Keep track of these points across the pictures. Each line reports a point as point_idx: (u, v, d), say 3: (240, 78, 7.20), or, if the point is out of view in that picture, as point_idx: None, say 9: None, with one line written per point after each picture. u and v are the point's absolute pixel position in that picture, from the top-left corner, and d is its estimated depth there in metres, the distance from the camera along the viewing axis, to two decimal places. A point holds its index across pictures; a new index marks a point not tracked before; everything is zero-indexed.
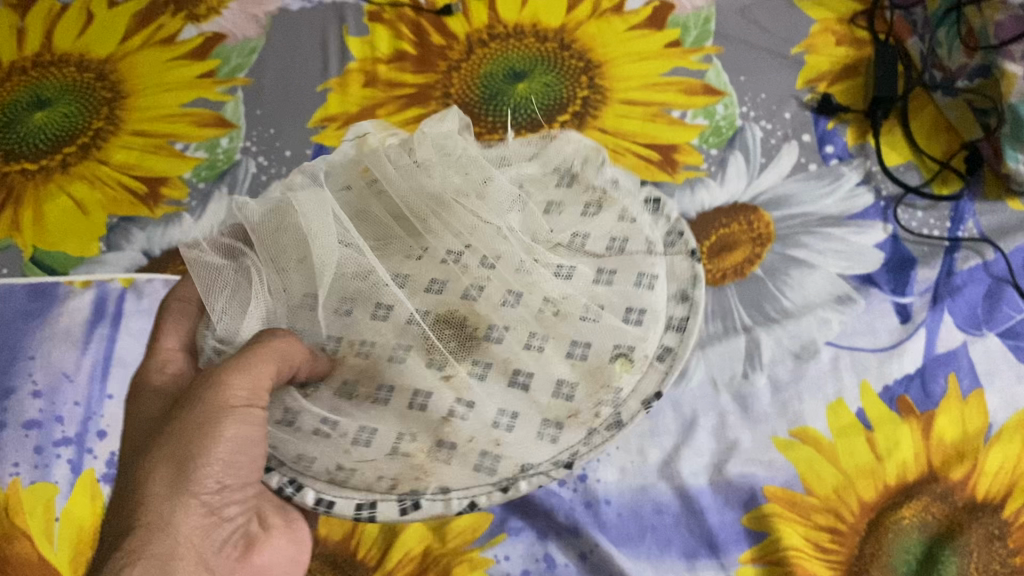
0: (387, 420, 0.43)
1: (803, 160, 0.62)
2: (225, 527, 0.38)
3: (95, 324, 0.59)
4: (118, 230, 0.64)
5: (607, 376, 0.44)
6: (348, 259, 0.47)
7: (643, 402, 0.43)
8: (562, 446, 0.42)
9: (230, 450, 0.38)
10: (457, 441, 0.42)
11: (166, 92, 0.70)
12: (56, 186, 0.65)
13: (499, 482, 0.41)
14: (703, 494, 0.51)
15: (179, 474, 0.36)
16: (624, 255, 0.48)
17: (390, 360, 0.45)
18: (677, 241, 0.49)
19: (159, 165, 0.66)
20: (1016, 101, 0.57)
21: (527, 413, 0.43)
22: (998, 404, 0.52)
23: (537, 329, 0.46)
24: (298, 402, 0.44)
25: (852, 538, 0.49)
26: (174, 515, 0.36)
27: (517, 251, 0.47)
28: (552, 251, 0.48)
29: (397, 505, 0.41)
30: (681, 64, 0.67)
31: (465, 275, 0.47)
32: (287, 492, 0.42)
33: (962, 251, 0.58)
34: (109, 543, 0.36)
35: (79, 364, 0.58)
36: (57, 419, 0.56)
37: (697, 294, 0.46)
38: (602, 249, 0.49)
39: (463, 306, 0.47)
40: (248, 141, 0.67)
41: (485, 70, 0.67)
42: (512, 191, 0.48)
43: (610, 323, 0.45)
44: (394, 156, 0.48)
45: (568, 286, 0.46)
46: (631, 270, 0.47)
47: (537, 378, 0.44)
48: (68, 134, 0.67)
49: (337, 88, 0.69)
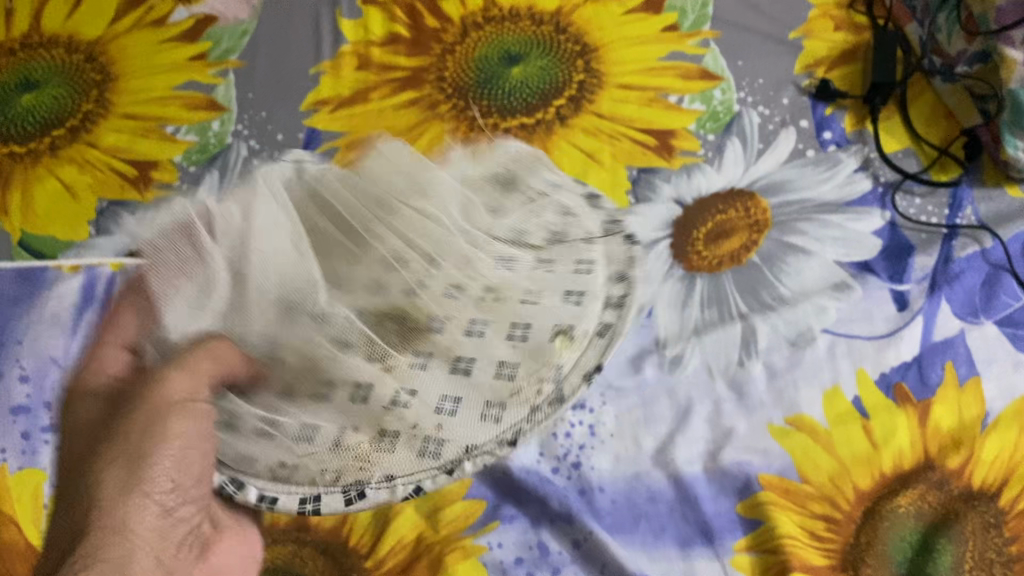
0: (329, 415, 0.48)
1: (801, 146, 0.62)
2: (180, 527, 0.43)
3: (84, 309, 0.58)
4: (108, 213, 0.63)
5: (548, 353, 0.50)
6: (286, 265, 0.53)
7: (585, 376, 0.50)
8: (504, 426, 0.48)
9: (176, 452, 0.45)
10: (399, 429, 0.48)
11: (157, 74, 0.69)
12: (46, 170, 0.65)
13: (445, 467, 0.47)
14: (698, 482, 0.51)
15: (130, 478, 0.43)
16: (563, 245, 0.54)
17: (332, 360, 0.50)
18: (615, 229, 0.55)
19: (149, 148, 0.66)
20: (1016, 88, 0.56)
21: (470, 396, 0.49)
22: (995, 392, 0.52)
23: (478, 313, 0.52)
24: (239, 405, 0.48)
25: (847, 526, 0.49)
26: (128, 521, 0.42)
27: (459, 245, 0.55)
28: (491, 240, 0.55)
29: (342, 496, 0.46)
30: (678, 48, 0.66)
31: (407, 272, 0.54)
32: (228, 491, 0.46)
33: (960, 238, 0.57)
34: (77, 547, 0.43)
35: (68, 349, 0.57)
36: (44, 405, 0.55)
37: (633, 272, 0.53)
38: (542, 241, 0.55)
39: (406, 301, 0.52)
40: (240, 124, 0.66)
41: (479, 53, 0.67)
42: (454, 188, 0.58)
43: (550, 305, 0.51)
44: (340, 176, 0.59)
45: (509, 274, 0.53)
46: (570, 258, 0.53)
47: (478, 362, 0.50)
48: (58, 117, 0.66)
49: (330, 71, 0.68)
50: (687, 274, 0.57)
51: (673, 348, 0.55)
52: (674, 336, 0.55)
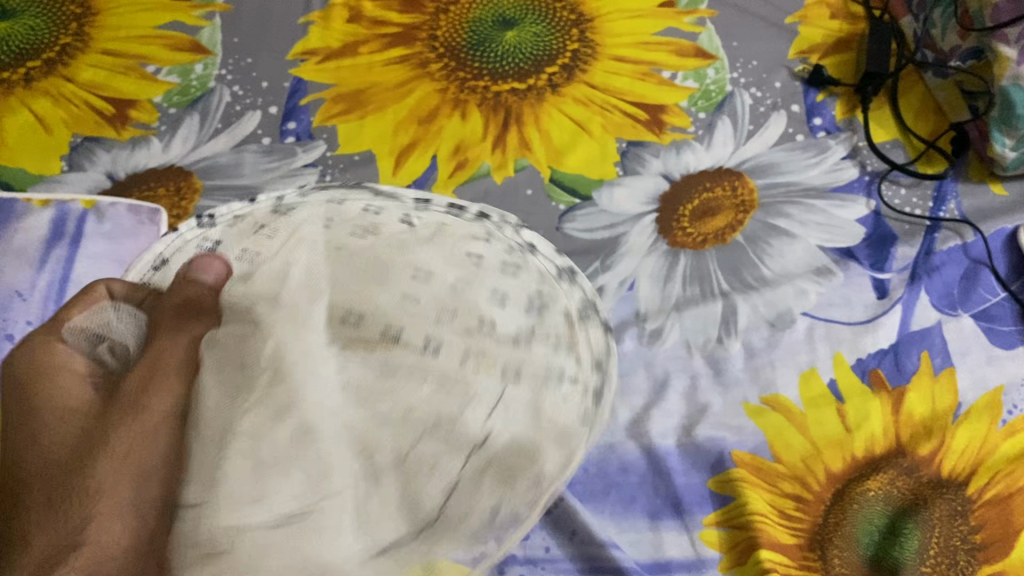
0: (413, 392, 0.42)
1: (791, 130, 0.62)
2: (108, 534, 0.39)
3: (53, 244, 0.55)
4: (81, 149, 0.61)
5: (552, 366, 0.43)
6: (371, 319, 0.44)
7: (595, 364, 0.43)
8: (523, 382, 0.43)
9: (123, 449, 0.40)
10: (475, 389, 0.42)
11: (138, 12, 0.68)
12: (18, 101, 0.63)
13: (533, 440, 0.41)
14: (670, 455, 0.51)
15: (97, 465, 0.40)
16: (539, 318, 0.44)
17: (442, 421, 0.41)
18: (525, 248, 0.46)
19: (127, 86, 0.64)
20: (1006, 85, 0.57)
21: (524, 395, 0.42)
22: (968, 384, 0.52)
23: (468, 346, 0.43)
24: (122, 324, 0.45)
25: (817, 507, 0.49)
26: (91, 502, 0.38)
27: (496, 346, 0.43)
28: (469, 300, 0.44)
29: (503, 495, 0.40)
30: (674, 25, 0.67)
31: (407, 289, 0.44)
32: None
33: (942, 231, 0.58)
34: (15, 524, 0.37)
35: (34, 283, 0.54)
36: (6, 338, 0.52)
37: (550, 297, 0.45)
38: (510, 334, 0.44)
39: (382, 342, 0.43)
40: (224, 69, 0.66)
41: (473, 16, 0.66)
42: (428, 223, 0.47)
43: (519, 295, 0.45)
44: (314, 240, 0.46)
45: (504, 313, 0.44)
46: (540, 367, 0.43)
47: (498, 328, 0.44)
48: (33, 47, 0.65)
49: (320, 22, 0.68)
50: (671, 250, 0.57)
51: (654, 321, 0.55)
52: (654, 310, 0.55)
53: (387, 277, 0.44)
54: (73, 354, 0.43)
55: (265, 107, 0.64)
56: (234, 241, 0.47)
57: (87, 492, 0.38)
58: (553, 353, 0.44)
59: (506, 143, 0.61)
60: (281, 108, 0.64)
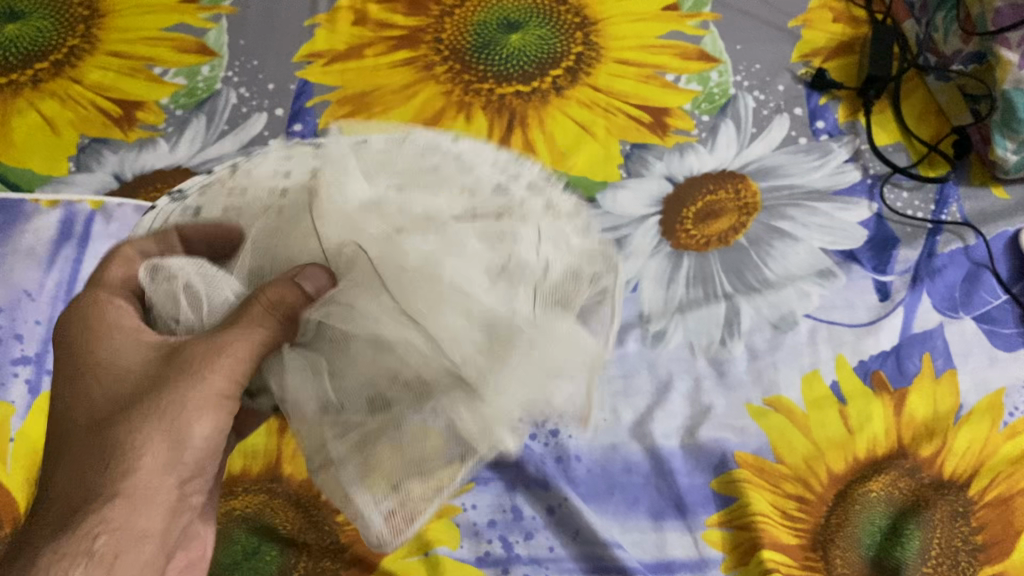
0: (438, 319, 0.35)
1: (794, 133, 0.62)
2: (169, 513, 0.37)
3: (61, 244, 0.57)
4: (88, 150, 0.62)
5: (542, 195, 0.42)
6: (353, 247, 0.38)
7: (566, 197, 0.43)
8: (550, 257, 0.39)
9: (201, 439, 0.36)
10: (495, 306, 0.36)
11: (145, 14, 0.68)
12: (26, 103, 0.63)
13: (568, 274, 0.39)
14: (674, 456, 0.51)
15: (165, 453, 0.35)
16: (506, 213, 0.40)
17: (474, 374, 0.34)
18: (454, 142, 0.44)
19: (134, 87, 0.65)
20: (1009, 89, 0.57)
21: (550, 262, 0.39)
22: (971, 387, 0.52)
23: (465, 244, 0.38)
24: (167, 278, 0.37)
25: (819, 507, 0.49)
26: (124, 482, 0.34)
27: (481, 240, 0.38)
28: (451, 218, 0.39)
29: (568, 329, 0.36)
30: (678, 29, 0.67)
31: (395, 222, 0.39)
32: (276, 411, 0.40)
33: (944, 234, 0.58)
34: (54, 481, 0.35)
35: (42, 283, 0.56)
36: (15, 337, 0.54)
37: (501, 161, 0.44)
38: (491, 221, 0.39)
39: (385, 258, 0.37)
40: (230, 71, 0.66)
41: (478, 18, 0.67)
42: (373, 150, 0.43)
43: (481, 196, 0.41)
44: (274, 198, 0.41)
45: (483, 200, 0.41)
46: (527, 228, 0.39)
47: (486, 220, 0.39)
48: (40, 50, 0.65)
49: (326, 24, 0.68)
50: (675, 251, 0.57)
51: (657, 323, 0.55)
52: (658, 312, 0.56)
53: (357, 216, 0.39)
54: (126, 313, 0.38)
55: (271, 109, 0.64)
56: (214, 202, 0.43)
57: (121, 456, 0.34)
58: (554, 223, 0.41)
59: (511, 145, 0.62)
60: (287, 110, 0.64)
